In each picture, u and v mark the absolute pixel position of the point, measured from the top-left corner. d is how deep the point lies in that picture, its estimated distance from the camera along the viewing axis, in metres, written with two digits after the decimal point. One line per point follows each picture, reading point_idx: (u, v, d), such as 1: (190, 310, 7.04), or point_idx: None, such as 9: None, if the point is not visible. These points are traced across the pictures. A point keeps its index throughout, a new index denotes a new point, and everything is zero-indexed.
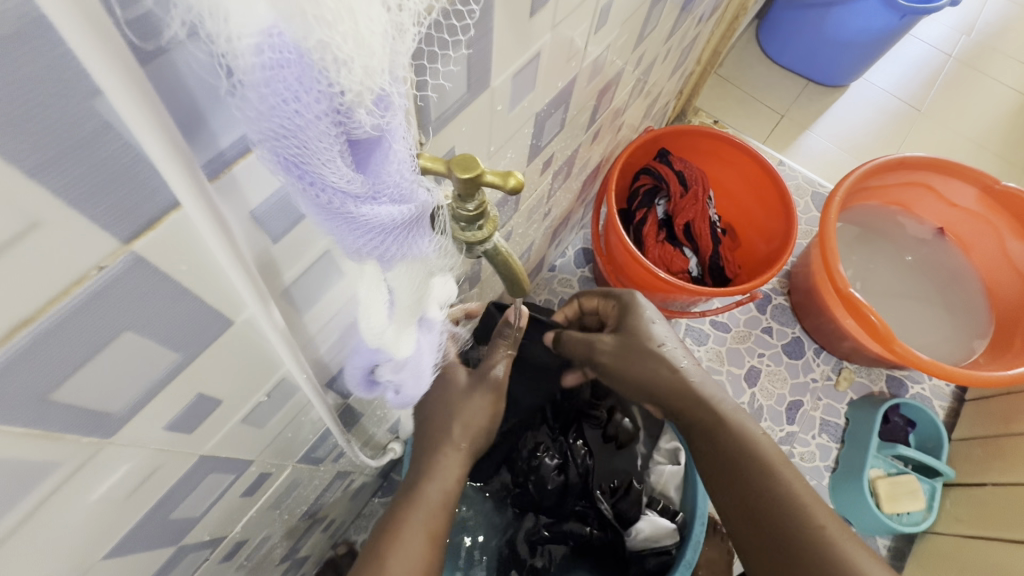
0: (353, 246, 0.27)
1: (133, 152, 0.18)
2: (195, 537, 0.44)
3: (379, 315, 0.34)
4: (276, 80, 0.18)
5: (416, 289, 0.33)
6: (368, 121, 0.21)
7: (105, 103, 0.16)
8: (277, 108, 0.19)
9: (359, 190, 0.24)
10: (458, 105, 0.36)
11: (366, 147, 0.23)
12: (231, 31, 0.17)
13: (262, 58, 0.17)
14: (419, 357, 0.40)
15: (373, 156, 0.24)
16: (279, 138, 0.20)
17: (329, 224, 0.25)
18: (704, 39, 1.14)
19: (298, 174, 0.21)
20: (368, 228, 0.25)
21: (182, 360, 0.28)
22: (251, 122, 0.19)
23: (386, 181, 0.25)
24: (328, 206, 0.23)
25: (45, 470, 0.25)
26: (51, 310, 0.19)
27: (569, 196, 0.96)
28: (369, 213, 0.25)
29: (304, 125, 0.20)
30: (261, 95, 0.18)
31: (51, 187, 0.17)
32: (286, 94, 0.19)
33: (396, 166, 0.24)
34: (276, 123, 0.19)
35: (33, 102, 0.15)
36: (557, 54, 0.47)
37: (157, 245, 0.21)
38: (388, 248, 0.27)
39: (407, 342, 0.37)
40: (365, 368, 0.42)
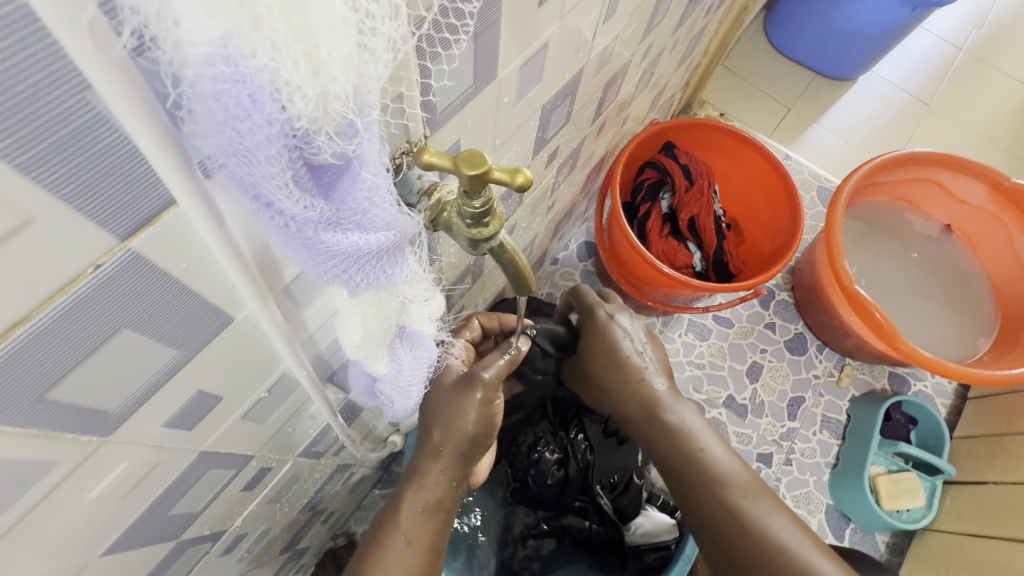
0: (316, 269, 0.26)
1: (128, 144, 0.17)
2: (195, 531, 0.44)
3: (355, 329, 0.33)
4: (227, 96, 0.17)
5: (384, 314, 0.32)
6: (328, 146, 0.21)
7: (99, 97, 0.16)
8: (226, 125, 0.18)
9: (318, 216, 0.23)
10: (462, 98, 0.35)
11: (331, 171, 0.23)
12: (182, 36, 0.15)
13: (214, 70, 0.16)
14: (401, 373, 0.40)
15: (339, 182, 0.23)
16: (231, 158, 0.19)
17: (291, 247, 0.24)
18: (712, 30, 1.12)
19: (254, 194, 0.21)
20: (329, 253, 0.25)
21: (181, 359, 0.27)
22: (203, 139, 0.18)
23: (352, 209, 0.24)
24: (285, 228, 0.23)
25: (42, 470, 0.24)
26: (48, 308, 0.19)
27: (573, 189, 0.95)
28: (329, 241, 0.24)
29: (255, 148, 0.19)
30: (210, 111, 0.17)
31: (44, 184, 0.16)
32: (234, 110, 0.17)
33: (363, 195, 0.24)
34: (225, 141, 0.18)
35: (22, 97, 0.14)
36: (564, 45, 0.46)
37: (155, 241, 0.21)
38: (353, 275, 0.26)
39: (382, 360, 0.37)
40: (366, 380, 0.44)
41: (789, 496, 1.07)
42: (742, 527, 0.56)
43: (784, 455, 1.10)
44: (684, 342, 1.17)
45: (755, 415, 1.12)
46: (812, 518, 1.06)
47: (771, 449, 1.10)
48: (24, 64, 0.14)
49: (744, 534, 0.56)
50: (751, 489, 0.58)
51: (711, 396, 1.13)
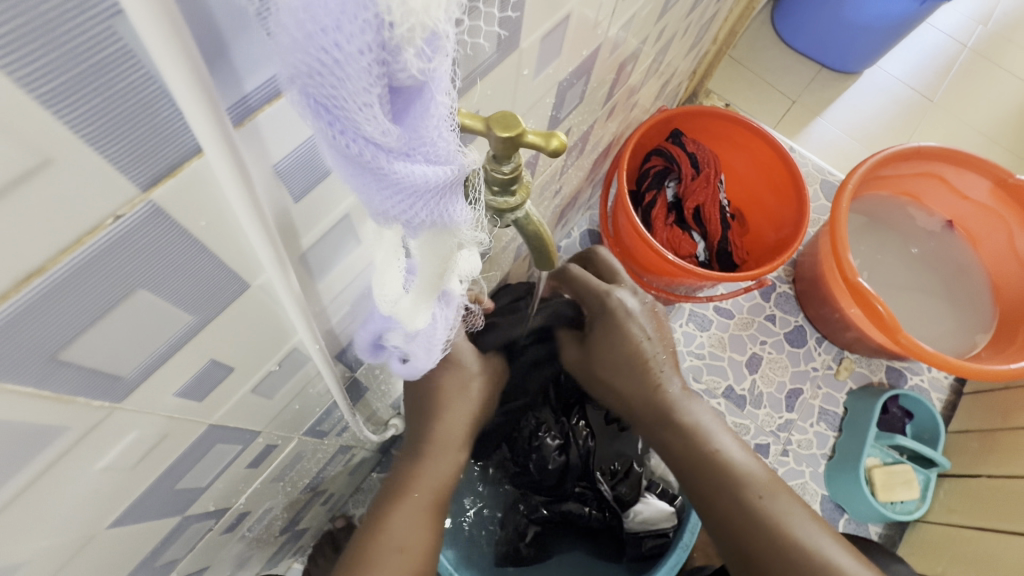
0: (380, 206, 0.24)
1: (154, 83, 0.16)
2: (200, 508, 0.44)
3: (396, 281, 0.32)
4: (316, 6, 0.16)
5: (440, 264, 0.30)
6: (415, 64, 0.19)
7: (127, 26, 0.15)
8: (315, 38, 0.17)
9: (394, 146, 0.21)
10: (487, 65, 0.34)
11: (407, 96, 0.21)
12: None
13: None
14: (434, 331, 0.39)
15: (414, 108, 0.21)
16: (312, 75, 0.18)
17: (356, 180, 0.22)
18: (722, 17, 1.10)
19: (330, 119, 0.19)
20: (397, 186, 0.23)
21: (196, 325, 0.26)
22: (284, 53, 0.17)
23: (425, 139, 0.22)
24: (357, 159, 0.21)
25: (52, 435, 0.23)
26: (63, 261, 0.18)
27: (579, 174, 0.94)
28: (401, 172, 0.22)
29: (343, 61, 0.18)
30: (298, 21, 0.17)
31: (66, 121, 0.15)
32: (327, 21, 0.17)
33: (437, 124, 0.22)
34: (311, 55, 0.17)
35: (45, 21, 0.13)
36: (584, 19, 0.45)
37: (177, 196, 0.20)
38: (418, 214, 0.25)
39: (424, 315, 0.35)
40: (374, 335, 0.42)
41: None
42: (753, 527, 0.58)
43: (781, 446, 1.10)
44: (684, 333, 1.17)
45: (753, 405, 1.12)
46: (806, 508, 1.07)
47: (769, 440, 1.10)
48: None
49: (754, 533, 0.58)
50: (768, 488, 0.59)
51: (711, 386, 1.13)
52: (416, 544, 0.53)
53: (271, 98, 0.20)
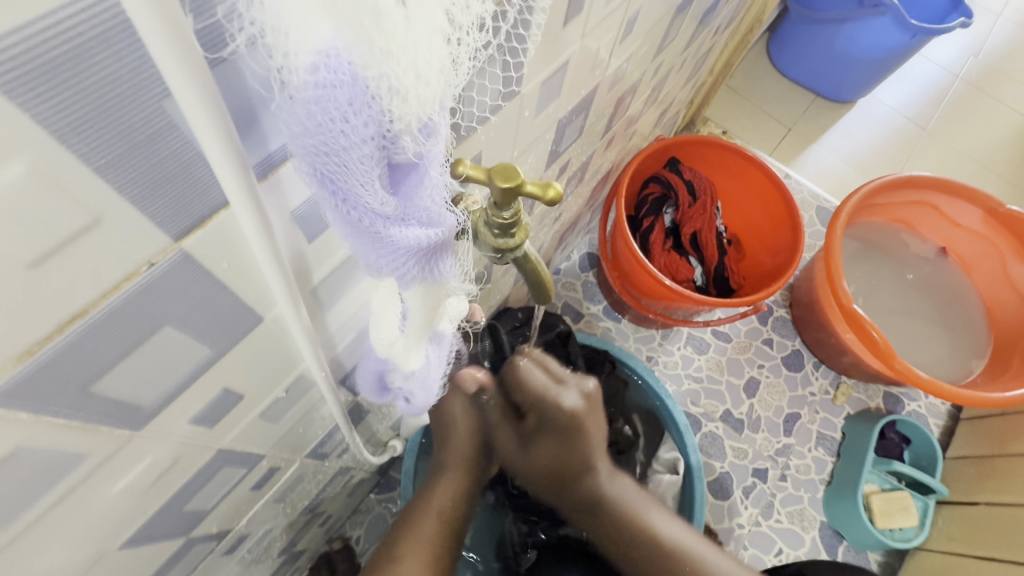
0: (376, 264, 0.25)
1: (192, 149, 0.18)
2: (204, 529, 0.45)
3: (390, 326, 0.34)
4: (326, 99, 0.18)
5: (429, 311, 0.31)
6: (411, 147, 0.21)
7: (173, 104, 0.17)
8: (324, 126, 0.18)
9: (391, 213, 0.23)
10: (492, 110, 0.37)
11: (404, 168, 0.23)
12: (290, 47, 0.16)
13: (317, 77, 0.17)
14: (428, 371, 0.39)
15: (408, 179, 0.23)
16: (320, 155, 0.19)
17: (355, 238, 0.24)
18: (718, 50, 1.14)
19: (332, 188, 0.21)
20: (394, 249, 0.24)
21: (213, 355, 0.28)
22: (295, 137, 0.19)
23: (419, 207, 0.24)
24: (357, 224, 0.23)
25: (77, 460, 0.25)
26: (102, 303, 0.20)
27: (579, 201, 0.96)
28: (397, 236, 0.24)
29: (348, 147, 0.19)
30: (309, 113, 0.18)
31: (114, 184, 0.17)
32: (335, 113, 0.18)
33: (430, 192, 0.24)
34: (321, 140, 0.19)
35: (108, 103, 0.15)
36: (583, 61, 0.48)
37: (203, 243, 0.21)
38: (410, 271, 0.26)
39: (416, 356, 0.36)
40: (376, 373, 0.42)
41: (783, 512, 1.08)
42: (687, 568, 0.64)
43: (779, 471, 1.10)
44: (682, 356, 1.18)
45: (751, 429, 1.13)
46: (805, 535, 1.06)
47: (767, 464, 1.10)
48: (111, 72, 0.15)
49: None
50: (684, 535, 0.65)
51: (708, 410, 1.14)
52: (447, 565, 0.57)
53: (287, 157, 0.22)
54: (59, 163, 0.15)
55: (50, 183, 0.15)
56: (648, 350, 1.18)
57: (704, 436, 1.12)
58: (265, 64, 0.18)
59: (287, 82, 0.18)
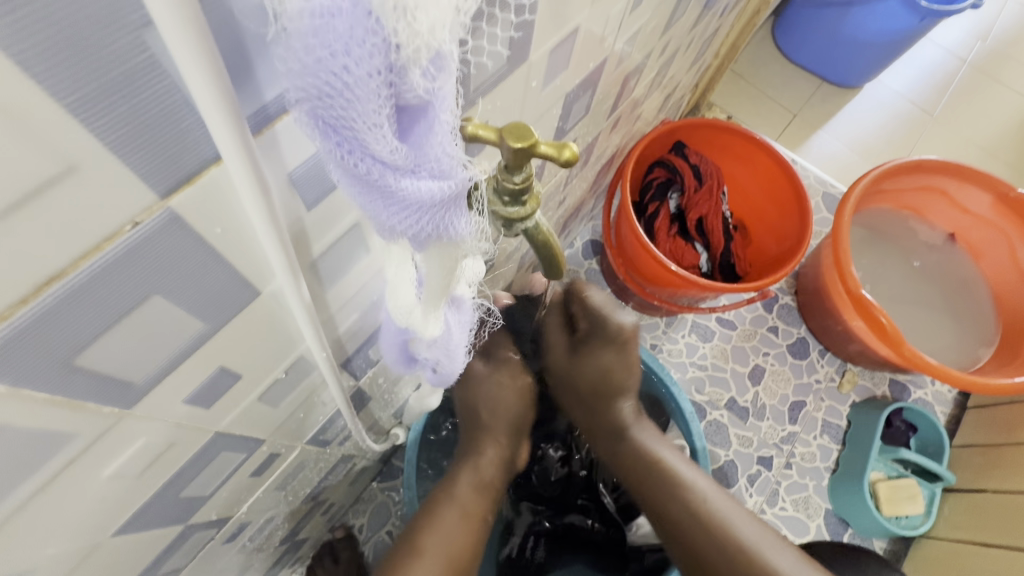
0: (387, 222, 0.24)
1: (177, 93, 0.16)
2: (203, 517, 0.43)
3: (408, 293, 0.33)
4: (325, 31, 0.16)
5: (447, 275, 0.30)
6: (421, 83, 0.19)
7: (156, 38, 0.15)
8: (324, 63, 0.17)
9: (400, 162, 0.21)
10: (499, 76, 0.35)
11: (413, 112, 0.21)
12: None
13: (312, 5, 0.16)
14: (450, 335, 0.38)
15: (419, 126, 0.21)
16: (321, 97, 0.18)
17: (363, 196, 0.23)
18: (724, 31, 1.12)
19: (336, 138, 0.19)
20: (405, 204, 0.23)
21: (207, 332, 0.26)
22: (293, 76, 0.17)
23: (430, 157, 0.22)
24: (365, 177, 0.21)
25: (62, 441, 0.23)
26: (83, 266, 0.18)
27: (583, 185, 0.94)
28: (408, 188, 0.22)
29: (352, 84, 0.18)
30: (307, 47, 0.17)
31: (91, 127, 0.15)
32: (335, 46, 0.17)
33: (442, 141, 0.21)
34: (320, 80, 0.17)
35: (78, 31, 0.14)
36: (591, 32, 0.46)
37: (194, 203, 0.20)
38: (423, 229, 0.24)
39: (436, 323, 0.34)
40: (399, 344, 0.40)
41: (788, 500, 1.07)
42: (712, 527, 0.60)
43: (785, 459, 1.09)
44: (687, 343, 1.17)
45: (756, 417, 1.12)
46: (810, 522, 1.06)
47: (772, 452, 1.09)
48: None
49: (719, 546, 0.59)
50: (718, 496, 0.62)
51: (713, 398, 1.13)
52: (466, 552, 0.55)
53: (285, 109, 0.21)
54: (23, 99, 0.14)
55: (15, 121, 0.14)
56: (652, 338, 1.17)
57: (709, 424, 1.11)
58: None
59: (280, 12, 0.16)
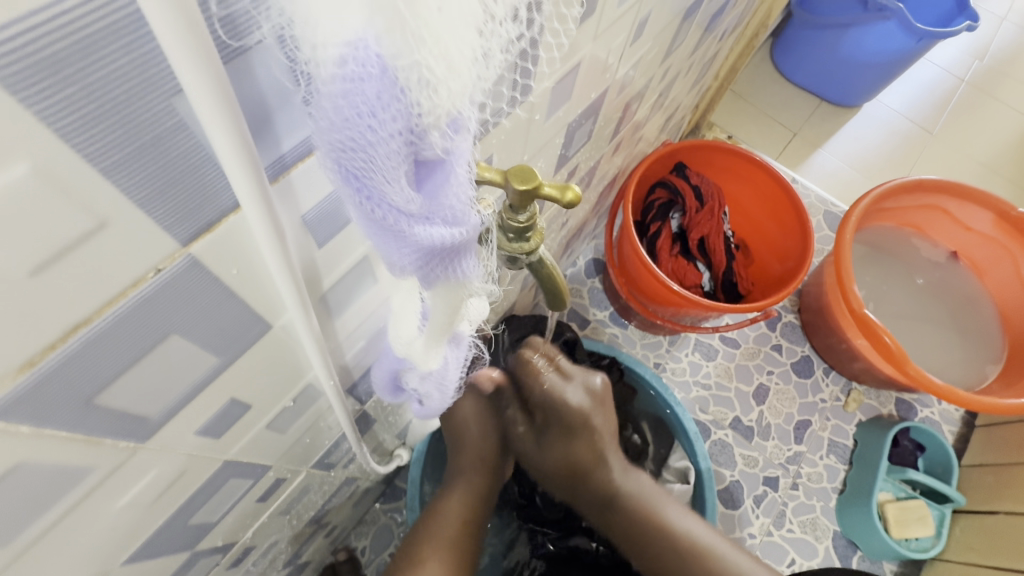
0: (398, 262, 0.24)
1: (201, 151, 0.17)
2: (209, 543, 0.44)
3: (411, 325, 0.33)
4: (354, 93, 0.17)
5: (452, 312, 0.31)
6: (439, 143, 0.20)
7: (184, 103, 0.16)
8: (350, 121, 0.17)
9: (416, 211, 0.22)
10: (503, 112, 0.36)
11: (429, 165, 0.22)
12: (316, 39, 0.15)
13: (344, 70, 0.16)
14: (446, 371, 0.38)
15: (433, 176, 0.22)
16: (346, 150, 0.18)
17: (376, 238, 0.23)
18: (724, 54, 1.14)
19: (357, 186, 0.20)
20: (418, 249, 0.23)
21: (220, 365, 0.27)
22: (321, 131, 0.18)
23: (444, 206, 0.23)
24: (381, 223, 0.22)
25: (80, 474, 0.24)
26: (107, 312, 0.19)
27: (585, 206, 0.96)
28: (422, 235, 0.22)
29: (374, 142, 0.18)
30: (336, 107, 0.17)
31: (122, 187, 0.16)
32: (362, 107, 0.17)
33: (456, 192, 0.22)
34: (346, 135, 0.18)
35: (114, 101, 0.15)
36: (595, 63, 0.47)
37: (212, 248, 0.21)
38: (430, 268, 0.25)
39: (435, 358, 0.35)
40: (390, 373, 0.41)
41: (795, 522, 1.06)
42: (715, 570, 0.64)
43: (791, 479, 1.08)
44: (690, 362, 1.17)
45: (761, 437, 1.11)
46: (818, 545, 1.04)
47: (778, 472, 1.08)
48: (118, 69, 0.14)
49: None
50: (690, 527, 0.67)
51: (717, 417, 1.12)
52: None
53: (303, 156, 0.22)
54: (64, 165, 0.15)
55: (55, 183, 0.15)
56: (656, 356, 1.17)
57: (714, 444, 1.10)
58: (289, 54, 0.17)
59: (311, 75, 0.17)
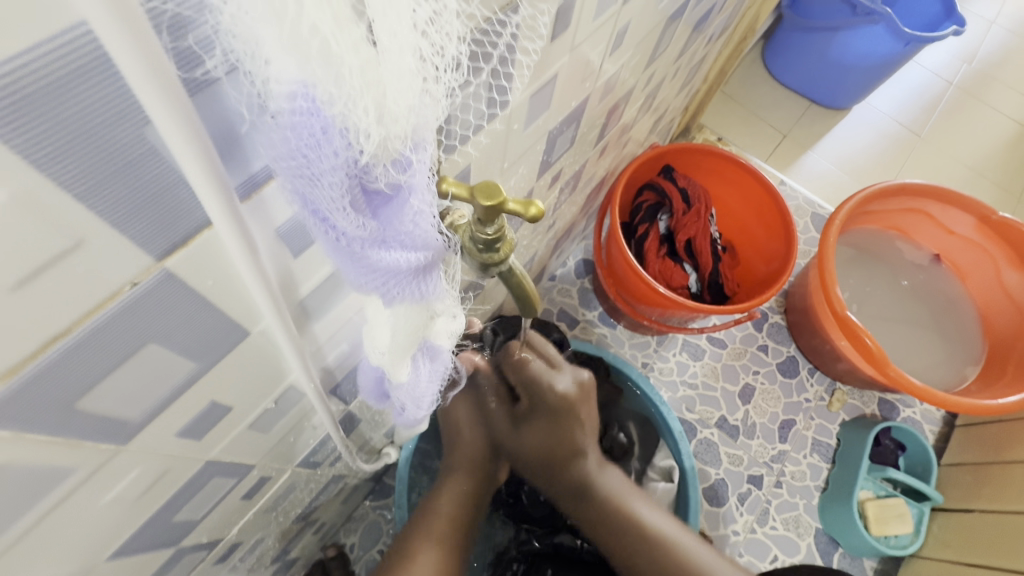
0: (359, 283, 0.26)
1: (173, 174, 0.19)
2: (194, 539, 0.45)
3: (381, 339, 0.34)
4: (301, 127, 0.18)
5: (415, 326, 0.31)
6: (384, 175, 0.22)
7: (155, 132, 0.17)
8: (297, 154, 0.19)
9: (369, 236, 0.23)
10: (479, 124, 0.37)
11: (382, 195, 0.23)
12: (270, 76, 0.17)
13: (294, 105, 0.18)
14: (418, 383, 0.39)
15: (388, 204, 0.23)
16: (297, 181, 0.20)
17: (336, 260, 0.24)
18: (712, 57, 1.15)
19: (310, 213, 0.21)
20: (375, 269, 0.25)
21: (199, 370, 0.28)
22: (276, 160, 0.19)
23: (399, 231, 0.24)
24: (336, 246, 0.23)
25: (63, 475, 0.25)
26: (85, 323, 0.20)
27: (573, 208, 0.97)
28: (376, 257, 0.24)
29: (320, 174, 0.20)
30: (285, 138, 0.18)
31: (97, 210, 0.18)
32: (305, 144, 0.19)
33: (412, 217, 0.24)
34: (294, 166, 0.19)
35: (89, 131, 0.16)
36: (573, 74, 0.48)
37: (187, 262, 0.22)
38: (393, 291, 0.26)
39: (404, 367, 0.36)
40: (375, 378, 0.41)
41: (778, 519, 1.08)
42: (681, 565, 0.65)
43: (775, 477, 1.10)
44: (678, 362, 1.18)
45: (746, 436, 1.13)
46: (801, 542, 1.06)
47: (762, 471, 1.10)
48: (89, 106, 0.15)
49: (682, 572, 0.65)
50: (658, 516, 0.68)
51: (704, 416, 1.14)
52: (446, 572, 0.56)
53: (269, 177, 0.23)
54: (40, 191, 0.16)
55: (33, 208, 0.16)
56: (643, 356, 1.18)
57: (700, 443, 1.12)
58: (246, 90, 0.18)
59: (265, 105, 0.18)
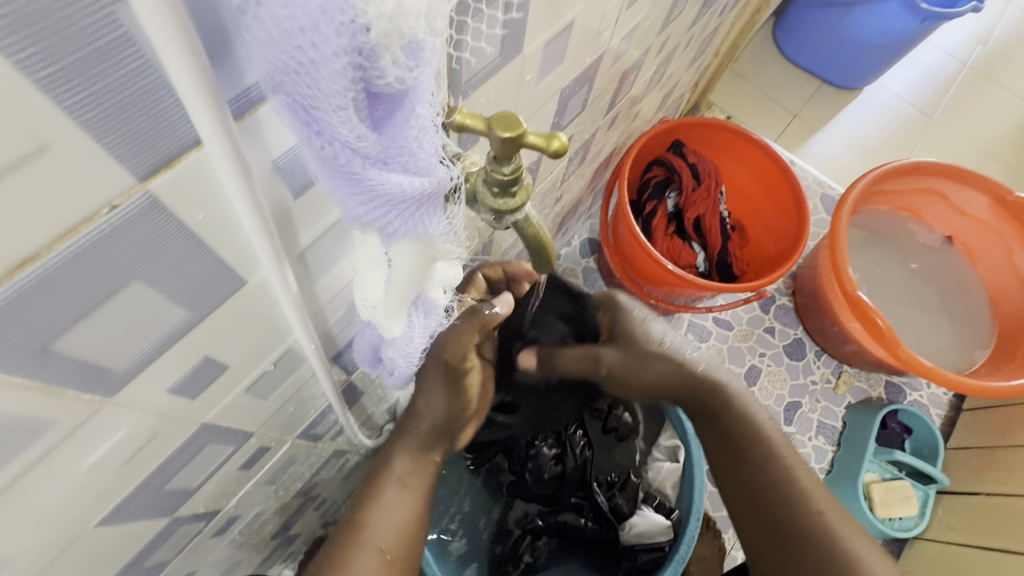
0: (354, 210, 0.24)
1: (154, 72, 0.16)
2: (190, 509, 0.43)
3: (377, 287, 0.31)
4: (294, 5, 0.16)
5: (413, 271, 0.30)
6: (393, 72, 0.19)
7: (128, 13, 0.15)
8: (290, 38, 0.16)
9: (370, 150, 0.21)
10: (490, 68, 0.35)
11: (386, 103, 0.21)
12: None
13: None
14: (411, 340, 0.38)
15: (391, 115, 0.21)
16: (289, 75, 0.18)
17: (331, 180, 0.22)
18: (725, 30, 1.11)
19: (305, 119, 0.19)
20: (374, 193, 0.23)
21: (190, 321, 0.26)
22: (261, 49, 0.17)
23: (402, 147, 0.22)
24: (332, 161, 0.21)
25: (41, 428, 0.23)
26: (58, 249, 0.18)
27: (581, 183, 0.94)
28: (376, 178, 0.22)
29: (318, 63, 0.17)
30: (276, 18, 0.16)
31: (64, 106, 0.15)
32: (303, 21, 0.16)
33: (415, 132, 0.22)
34: (287, 56, 0.17)
35: (46, 5, 0.13)
36: (587, 27, 0.45)
37: (174, 187, 0.20)
38: (391, 219, 0.24)
39: (398, 322, 0.34)
40: (371, 346, 0.40)
41: None
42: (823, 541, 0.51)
43: None
44: None
45: None
46: None
47: None
48: None
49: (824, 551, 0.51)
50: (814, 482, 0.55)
51: None
52: None
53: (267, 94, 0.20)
54: None
55: None
56: None
57: None
58: None
59: None
